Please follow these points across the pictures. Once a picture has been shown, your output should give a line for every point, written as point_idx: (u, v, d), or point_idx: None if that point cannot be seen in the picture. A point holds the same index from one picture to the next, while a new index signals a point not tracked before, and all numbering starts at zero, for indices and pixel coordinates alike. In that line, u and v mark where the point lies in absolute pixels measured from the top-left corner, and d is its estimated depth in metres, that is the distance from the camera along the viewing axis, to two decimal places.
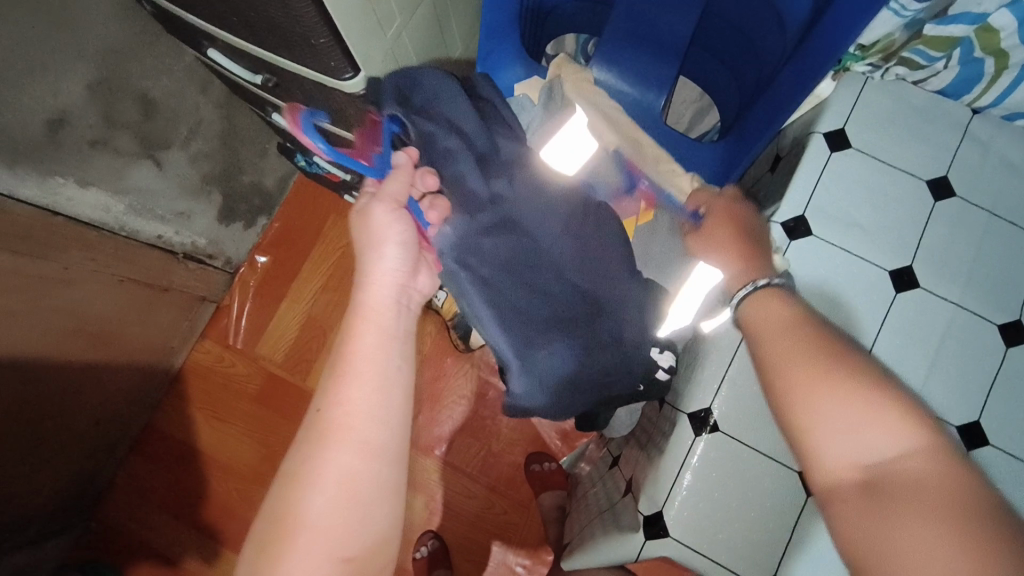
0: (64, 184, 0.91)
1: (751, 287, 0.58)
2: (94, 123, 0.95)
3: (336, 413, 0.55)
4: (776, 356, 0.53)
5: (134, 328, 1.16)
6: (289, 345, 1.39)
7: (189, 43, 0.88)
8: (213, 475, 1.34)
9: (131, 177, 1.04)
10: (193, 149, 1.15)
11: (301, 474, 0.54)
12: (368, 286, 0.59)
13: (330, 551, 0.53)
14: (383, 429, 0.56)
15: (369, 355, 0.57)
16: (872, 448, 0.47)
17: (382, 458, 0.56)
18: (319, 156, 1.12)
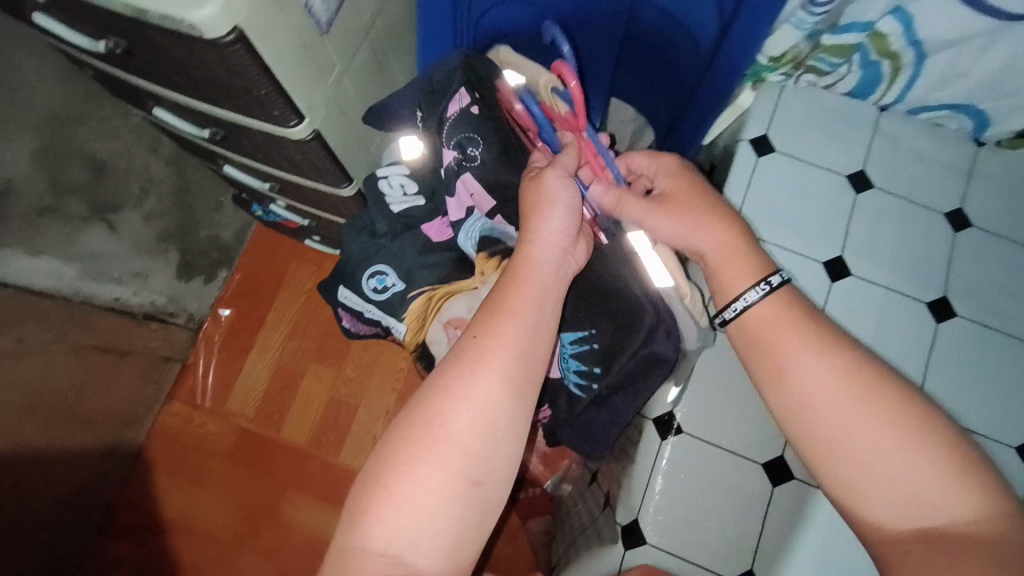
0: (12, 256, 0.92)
1: (737, 308, 0.56)
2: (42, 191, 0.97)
3: (496, 348, 0.50)
4: (797, 391, 0.52)
5: (96, 397, 1.13)
6: (259, 397, 1.36)
7: (137, 105, 0.89)
8: (188, 542, 1.28)
9: (82, 242, 1.04)
10: (147, 208, 1.15)
11: (439, 399, 0.49)
12: (537, 233, 0.56)
13: (462, 469, 0.47)
14: (530, 371, 0.51)
15: (531, 300, 0.53)
16: (921, 486, 0.46)
17: (524, 400, 0.51)
18: (275, 204, 1.13)
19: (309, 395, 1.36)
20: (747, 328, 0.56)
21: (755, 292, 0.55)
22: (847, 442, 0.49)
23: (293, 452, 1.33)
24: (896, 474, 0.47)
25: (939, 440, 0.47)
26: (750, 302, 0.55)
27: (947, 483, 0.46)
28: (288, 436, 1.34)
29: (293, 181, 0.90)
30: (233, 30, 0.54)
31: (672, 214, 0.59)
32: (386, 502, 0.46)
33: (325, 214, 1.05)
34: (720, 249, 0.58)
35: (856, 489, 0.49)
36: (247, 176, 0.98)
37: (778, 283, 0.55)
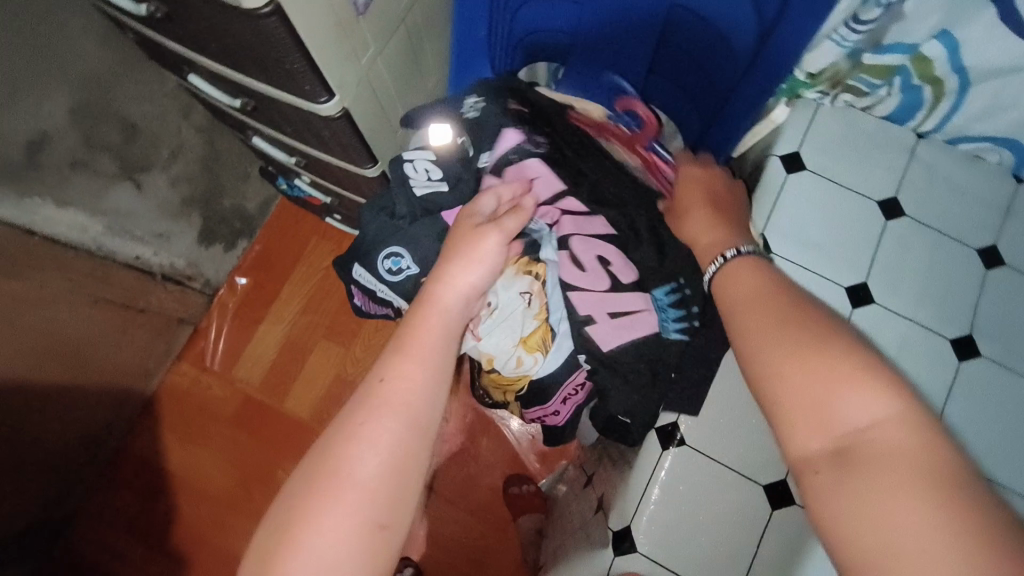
0: (41, 205, 0.95)
1: (723, 258, 0.59)
2: (75, 146, 0.98)
3: (399, 388, 0.53)
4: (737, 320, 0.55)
5: (108, 352, 1.16)
6: (267, 366, 1.38)
7: (174, 71, 0.90)
8: (186, 501, 1.31)
9: (109, 199, 1.06)
10: (174, 171, 1.16)
11: (345, 444, 0.51)
12: (452, 278, 0.58)
13: (366, 515, 0.49)
14: (434, 408, 0.54)
15: (435, 345, 0.56)
16: (844, 411, 0.47)
17: (428, 438, 0.54)
18: (299, 179, 1.15)
19: (316, 370, 1.38)
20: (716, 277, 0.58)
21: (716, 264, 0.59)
22: (775, 363, 0.50)
23: (294, 425, 1.35)
24: (822, 398, 0.48)
25: (863, 362, 0.48)
26: (716, 271, 0.59)
27: (869, 401, 0.47)
28: (291, 408, 1.36)
29: (318, 157, 0.91)
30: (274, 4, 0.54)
31: (682, 204, 0.65)
32: (299, 555, 0.47)
33: (347, 193, 1.06)
34: (698, 234, 0.62)
35: (787, 407, 0.49)
36: (274, 150, 0.99)
37: (733, 258, 0.59)
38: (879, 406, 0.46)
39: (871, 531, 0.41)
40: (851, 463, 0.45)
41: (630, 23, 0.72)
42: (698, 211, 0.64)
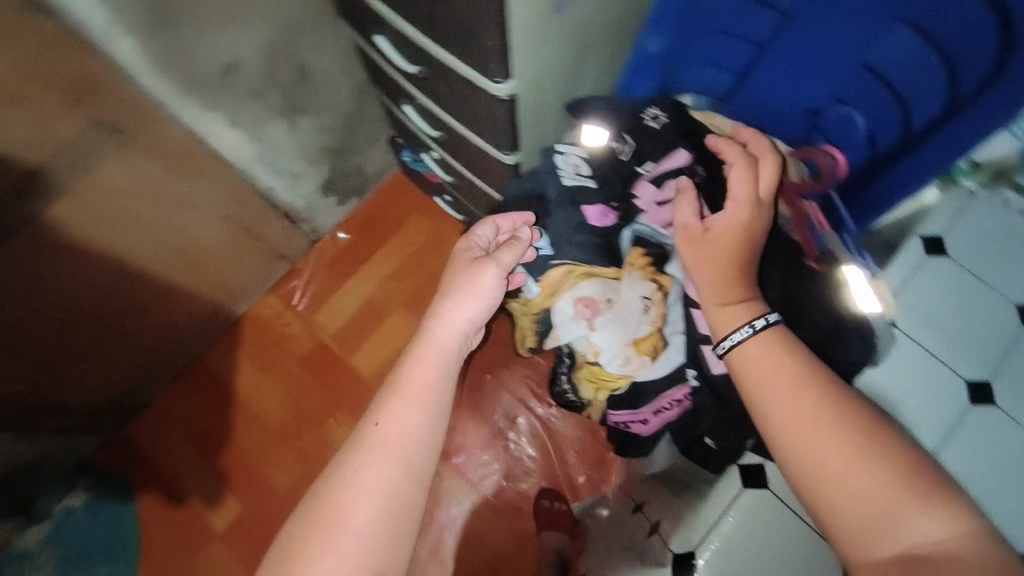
0: (214, 120, 1.02)
1: (753, 326, 0.61)
2: (256, 75, 1.02)
3: (391, 432, 0.62)
4: (756, 382, 0.58)
5: (220, 264, 1.28)
6: (346, 319, 1.45)
7: (361, 37, 1.00)
8: (242, 421, 1.39)
9: (265, 130, 1.12)
10: (323, 121, 1.24)
11: (343, 483, 0.60)
12: (448, 316, 0.68)
13: (369, 535, 0.58)
14: (424, 448, 0.62)
15: (427, 379, 0.65)
16: (875, 490, 0.52)
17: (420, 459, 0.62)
18: (429, 154, 1.22)
19: (387, 334, 1.44)
20: (744, 358, 0.60)
21: (743, 331, 0.61)
22: (797, 438, 0.55)
23: (354, 380, 1.41)
24: (854, 482, 0.52)
25: (878, 433, 0.54)
26: (741, 340, 0.61)
27: (885, 474, 0.52)
28: (356, 363, 1.42)
29: (463, 135, 0.97)
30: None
31: (704, 254, 0.64)
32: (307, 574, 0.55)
33: (471, 177, 1.12)
34: (712, 295, 0.63)
35: (815, 481, 0.54)
36: (420, 123, 1.07)
37: (762, 326, 0.61)
38: (905, 484, 0.52)
39: None
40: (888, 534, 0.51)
41: (812, 91, 0.75)
42: (709, 267, 0.64)
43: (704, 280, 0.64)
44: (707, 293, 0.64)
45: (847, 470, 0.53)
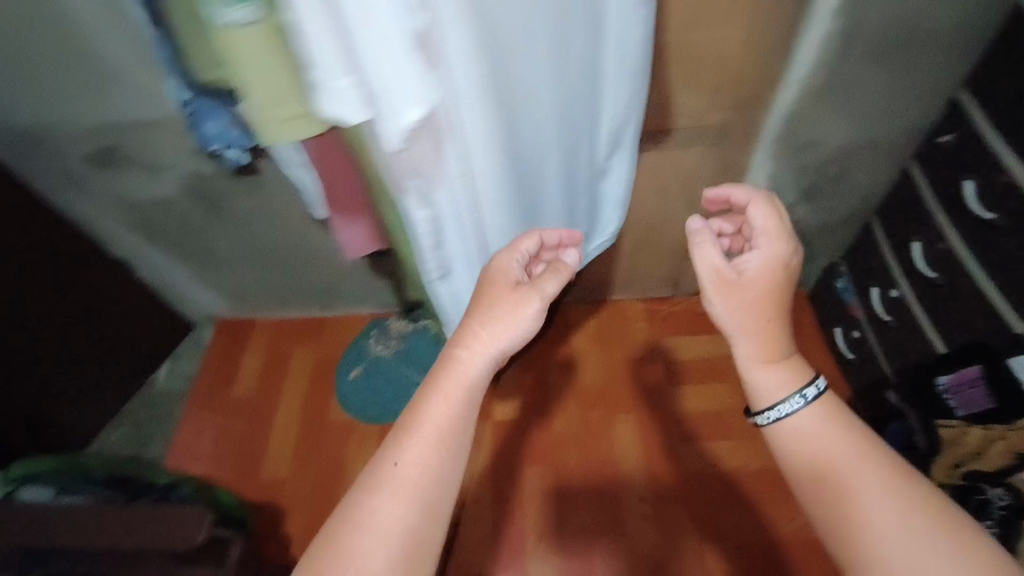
0: (767, 167, 1.30)
1: (802, 396, 0.70)
2: (816, 158, 1.28)
3: (410, 469, 0.67)
4: (804, 449, 0.67)
5: (649, 255, 1.57)
6: (686, 358, 1.65)
7: (921, 163, 1.20)
8: (563, 364, 1.68)
9: (778, 197, 1.38)
10: (809, 218, 1.44)
11: (365, 512, 0.65)
12: (477, 347, 0.73)
13: (390, 551, 0.63)
14: (441, 492, 0.67)
15: (452, 406, 0.70)
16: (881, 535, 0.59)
17: (446, 470, 0.68)
18: (880, 290, 1.36)
19: (711, 395, 1.59)
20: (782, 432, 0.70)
21: (791, 405, 0.70)
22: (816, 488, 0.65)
23: (662, 405, 1.59)
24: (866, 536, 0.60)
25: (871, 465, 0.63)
26: (786, 413, 0.70)
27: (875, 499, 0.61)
28: (672, 395, 1.60)
29: (975, 287, 1.06)
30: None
31: (743, 300, 0.76)
32: None
33: (925, 327, 1.21)
34: (761, 353, 0.74)
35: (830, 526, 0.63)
36: (921, 262, 1.20)
37: (813, 397, 0.70)
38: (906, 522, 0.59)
39: None
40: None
41: None
42: (760, 336, 0.74)
43: (752, 344, 0.75)
44: (750, 352, 0.75)
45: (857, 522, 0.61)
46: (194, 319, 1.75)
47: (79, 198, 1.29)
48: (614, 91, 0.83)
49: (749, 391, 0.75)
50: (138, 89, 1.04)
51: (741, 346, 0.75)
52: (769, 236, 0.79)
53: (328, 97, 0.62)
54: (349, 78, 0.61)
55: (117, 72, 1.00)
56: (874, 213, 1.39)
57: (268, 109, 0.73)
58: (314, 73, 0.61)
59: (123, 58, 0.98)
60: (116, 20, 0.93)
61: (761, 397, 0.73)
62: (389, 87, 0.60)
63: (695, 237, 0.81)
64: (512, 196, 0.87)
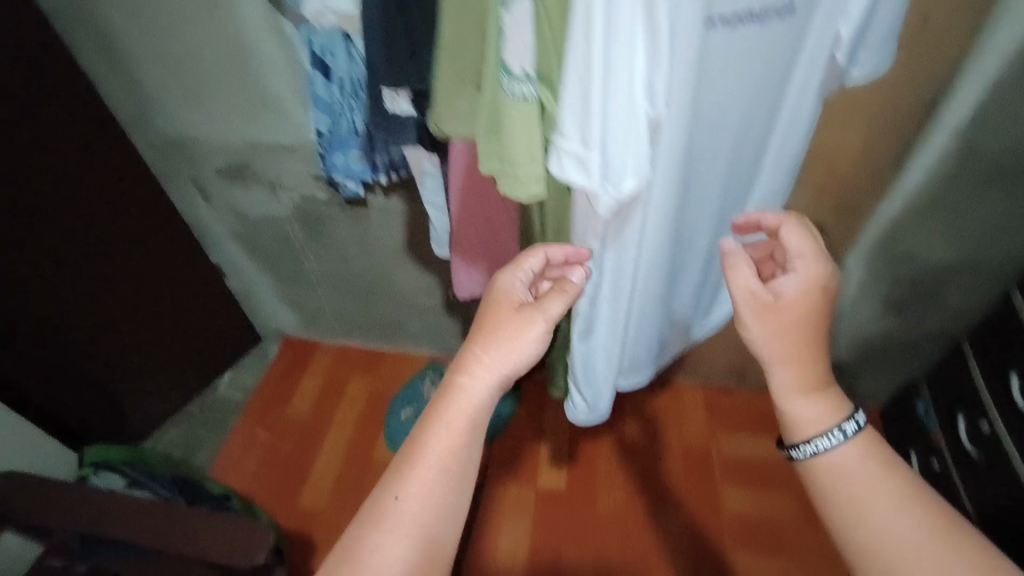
0: (857, 274, 1.30)
1: (841, 432, 0.63)
2: (911, 274, 1.26)
3: (412, 503, 0.61)
4: (839, 479, 0.62)
5: (719, 342, 1.55)
6: (743, 458, 1.58)
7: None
8: (613, 440, 1.63)
9: (863, 303, 1.37)
10: (892, 330, 1.42)
11: (365, 547, 0.60)
12: (479, 372, 0.65)
13: None
14: (445, 522, 0.62)
15: (455, 435, 0.63)
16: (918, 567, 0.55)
17: (448, 502, 0.62)
18: (966, 421, 1.27)
19: (766, 502, 1.50)
20: (819, 465, 0.63)
21: (829, 440, 0.63)
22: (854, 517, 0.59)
23: (712, 504, 1.51)
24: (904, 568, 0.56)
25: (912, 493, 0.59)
26: (824, 448, 0.63)
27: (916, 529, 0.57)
28: (724, 495, 1.52)
29: None
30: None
31: (770, 325, 0.69)
32: None
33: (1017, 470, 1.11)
34: (793, 389, 0.67)
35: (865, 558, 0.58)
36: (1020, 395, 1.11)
37: (852, 433, 0.63)
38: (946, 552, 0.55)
39: None
40: None
41: None
42: (799, 363, 0.67)
43: (788, 372, 0.67)
44: (787, 381, 0.67)
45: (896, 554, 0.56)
46: (262, 333, 1.80)
47: (201, 205, 1.40)
48: (773, 170, 0.80)
49: (784, 420, 0.68)
50: (285, 117, 1.15)
51: (776, 373, 0.68)
52: (803, 254, 0.72)
53: (567, 167, 0.57)
54: (582, 147, 0.55)
55: (272, 99, 1.12)
56: (965, 335, 1.34)
57: (508, 164, 0.60)
58: (558, 134, 0.56)
59: (281, 89, 1.10)
60: (282, 55, 1.04)
61: (800, 426, 0.66)
62: (620, 158, 0.57)
63: (731, 257, 0.74)
64: (660, 287, 0.79)
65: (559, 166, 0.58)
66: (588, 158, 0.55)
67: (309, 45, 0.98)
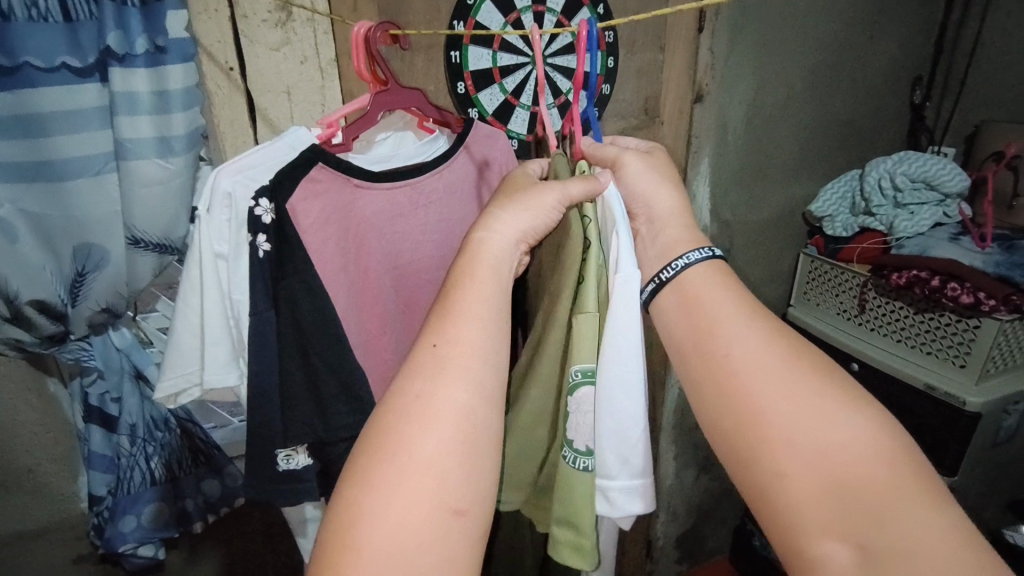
0: (674, 470, 1.41)
1: (695, 254, 0.58)
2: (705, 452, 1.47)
3: (453, 351, 0.50)
4: (695, 305, 0.56)
5: None
6: None
7: None
8: None
9: (691, 492, 1.46)
10: (714, 510, 1.53)
11: (410, 398, 0.49)
12: (497, 227, 0.57)
13: (432, 442, 0.47)
14: (495, 372, 0.52)
15: (485, 282, 0.54)
16: (790, 407, 0.49)
17: (484, 349, 0.51)
18: None
19: None
20: (682, 294, 0.57)
21: (691, 256, 0.58)
22: (732, 347, 0.52)
23: None
24: (782, 408, 0.49)
25: (775, 322, 0.54)
26: (684, 265, 0.58)
27: (780, 346, 0.52)
28: None
29: None
30: (980, 413, 1.02)
31: (647, 165, 0.63)
32: (367, 520, 0.45)
33: None
34: (669, 206, 0.62)
35: (735, 401, 0.51)
36: None
37: (698, 259, 0.58)
38: (814, 376, 0.50)
39: (830, 482, 0.46)
40: (813, 457, 0.47)
41: None
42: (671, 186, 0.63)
43: (670, 195, 0.63)
44: (670, 205, 0.62)
45: (769, 389, 0.50)
46: None
47: None
48: None
49: (659, 252, 0.61)
50: (38, 494, 0.92)
51: (662, 196, 0.62)
52: (649, 180, 0.63)
53: (620, 501, 0.60)
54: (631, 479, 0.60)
55: (21, 477, 0.91)
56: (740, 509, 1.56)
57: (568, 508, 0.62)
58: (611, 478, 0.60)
59: (36, 461, 0.91)
60: (44, 418, 0.90)
61: (673, 249, 0.60)
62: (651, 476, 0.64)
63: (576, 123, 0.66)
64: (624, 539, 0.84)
65: (606, 505, 0.61)
66: (638, 487, 0.60)
67: (83, 399, 0.89)
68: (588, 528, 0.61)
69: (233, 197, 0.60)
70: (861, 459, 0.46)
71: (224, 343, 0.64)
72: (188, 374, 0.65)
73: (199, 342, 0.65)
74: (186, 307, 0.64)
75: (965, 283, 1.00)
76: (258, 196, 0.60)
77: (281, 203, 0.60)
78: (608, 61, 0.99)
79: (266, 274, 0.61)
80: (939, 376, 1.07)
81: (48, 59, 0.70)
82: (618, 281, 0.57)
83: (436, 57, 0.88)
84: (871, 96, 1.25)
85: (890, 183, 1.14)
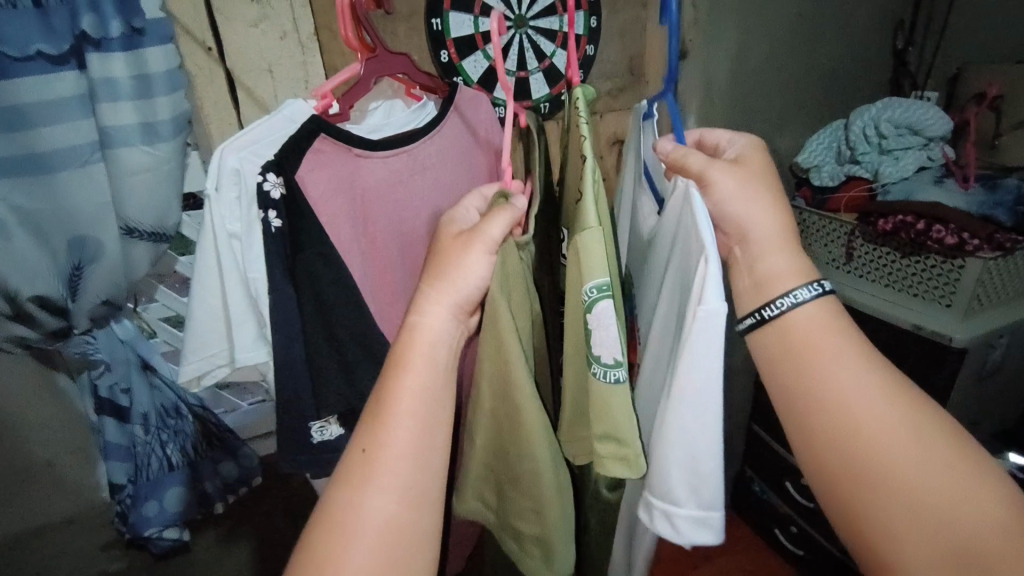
0: None
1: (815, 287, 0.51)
2: None
3: (388, 460, 0.47)
4: (803, 334, 0.50)
5: None
6: None
7: (757, 423, 1.44)
8: None
9: None
10: None
11: (340, 511, 0.46)
12: (430, 307, 0.53)
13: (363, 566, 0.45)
14: (428, 472, 0.49)
15: (417, 377, 0.50)
16: (904, 459, 0.45)
17: (418, 451, 0.49)
18: (784, 529, 1.47)
19: None
20: (788, 328, 0.51)
21: (805, 292, 0.51)
22: (845, 386, 0.48)
23: None
24: (895, 460, 0.45)
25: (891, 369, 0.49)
26: (794, 304, 0.51)
27: (892, 391, 0.47)
28: None
29: None
30: (965, 347, 1.05)
31: (739, 177, 0.55)
32: None
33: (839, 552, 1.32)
34: (772, 232, 0.54)
35: (846, 446, 0.47)
36: (798, 495, 1.38)
37: (811, 296, 0.51)
38: (931, 427, 0.46)
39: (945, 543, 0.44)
40: (924, 514, 0.44)
41: None
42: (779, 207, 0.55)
43: (768, 213, 0.54)
44: (771, 229, 0.54)
45: (886, 439, 0.46)
46: None
47: None
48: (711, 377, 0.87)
49: (758, 281, 0.54)
50: (60, 485, 0.95)
51: (764, 220, 0.54)
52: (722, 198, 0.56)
53: (684, 529, 0.54)
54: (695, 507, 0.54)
55: (41, 471, 0.93)
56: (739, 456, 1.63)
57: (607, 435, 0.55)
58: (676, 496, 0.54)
59: (52, 454, 0.92)
60: (56, 412, 0.91)
61: (776, 282, 0.52)
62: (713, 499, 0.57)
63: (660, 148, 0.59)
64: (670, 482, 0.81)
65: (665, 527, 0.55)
66: (709, 519, 0.53)
67: (94, 391, 0.90)
68: (632, 436, 0.54)
69: (241, 171, 0.60)
70: (979, 522, 0.43)
71: (250, 320, 0.65)
72: (214, 355, 0.67)
73: (221, 322, 0.66)
74: (204, 287, 0.65)
75: (949, 225, 1.01)
76: (265, 170, 0.59)
77: (291, 175, 0.60)
78: (590, 22, 0.98)
79: (281, 251, 0.62)
80: (927, 317, 1.10)
81: (22, 47, 0.68)
82: (702, 315, 0.50)
83: (418, 25, 0.87)
84: (853, 44, 1.25)
85: (875, 130, 1.14)
